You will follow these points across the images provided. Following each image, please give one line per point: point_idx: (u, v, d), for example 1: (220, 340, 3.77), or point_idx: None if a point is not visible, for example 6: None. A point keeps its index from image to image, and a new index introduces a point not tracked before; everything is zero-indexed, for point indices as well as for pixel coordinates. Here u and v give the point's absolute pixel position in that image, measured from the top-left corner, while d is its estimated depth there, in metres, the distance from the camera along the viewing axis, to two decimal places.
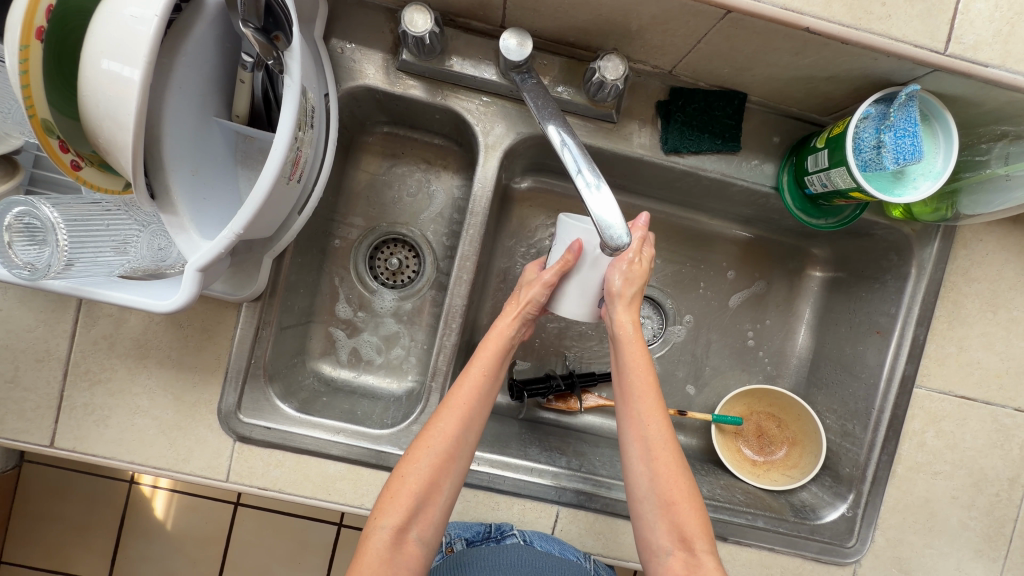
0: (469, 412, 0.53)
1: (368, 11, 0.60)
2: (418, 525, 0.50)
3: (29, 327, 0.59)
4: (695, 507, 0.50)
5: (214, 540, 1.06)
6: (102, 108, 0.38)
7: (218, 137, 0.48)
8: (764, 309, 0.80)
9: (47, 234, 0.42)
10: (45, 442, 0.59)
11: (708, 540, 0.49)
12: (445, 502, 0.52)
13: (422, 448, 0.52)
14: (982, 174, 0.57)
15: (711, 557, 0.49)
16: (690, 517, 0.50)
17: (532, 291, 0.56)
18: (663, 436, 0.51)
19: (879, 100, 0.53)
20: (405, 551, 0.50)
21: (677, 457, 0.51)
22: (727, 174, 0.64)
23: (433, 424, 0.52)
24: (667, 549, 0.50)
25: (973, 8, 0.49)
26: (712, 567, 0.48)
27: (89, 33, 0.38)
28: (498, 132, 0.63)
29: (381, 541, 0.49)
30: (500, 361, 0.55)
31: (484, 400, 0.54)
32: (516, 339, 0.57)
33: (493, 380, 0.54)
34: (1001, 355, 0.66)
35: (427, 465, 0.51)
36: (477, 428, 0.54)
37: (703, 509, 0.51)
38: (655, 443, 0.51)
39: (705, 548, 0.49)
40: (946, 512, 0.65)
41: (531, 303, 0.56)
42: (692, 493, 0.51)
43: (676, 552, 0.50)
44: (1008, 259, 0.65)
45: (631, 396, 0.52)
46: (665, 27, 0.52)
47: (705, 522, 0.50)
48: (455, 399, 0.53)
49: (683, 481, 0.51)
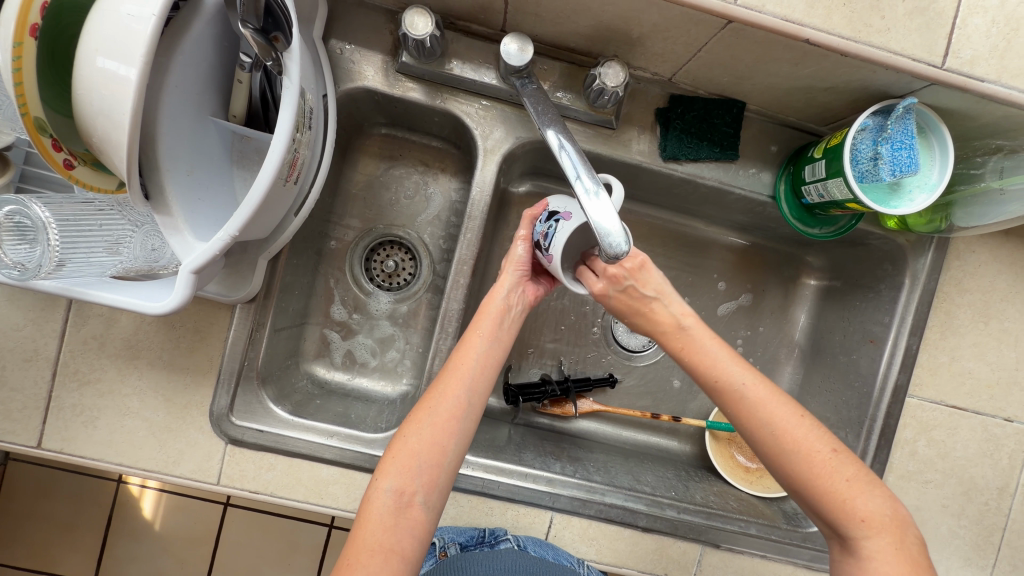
0: (470, 371, 0.52)
1: (368, 12, 0.60)
2: (424, 489, 0.49)
3: (17, 325, 0.58)
4: (833, 493, 0.48)
5: (204, 541, 1.05)
6: (96, 106, 0.37)
7: (214, 136, 0.48)
8: (758, 316, 0.81)
9: (38, 233, 0.42)
10: (32, 443, 0.58)
11: (860, 526, 0.47)
12: (449, 465, 0.50)
13: (424, 409, 0.51)
14: (976, 187, 0.57)
15: (874, 542, 0.47)
16: (832, 505, 0.48)
17: (514, 247, 0.58)
18: (759, 427, 0.50)
19: (876, 112, 0.54)
20: (411, 516, 0.48)
21: (779, 446, 0.49)
22: (724, 182, 0.65)
23: (436, 387, 0.52)
24: (826, 533, 0.51)
25: (971, 23, 0.49)
26: (875, 550, 0.47)
27: (84, 32, 0.37)
28: (497, 135, 0.63)
29: (385, 504, 0.48)
30: (496, 325, 0.54)
31: (488, 360, 0.53)
32: (513, 303, 0.57)
33: (494, 342, 0.54)
34: (992, 365, 0.67)
35: (428, 427, 0.50)
36: (482, 391, 0.52)
37: (846, 493, 0.48)
38: (754, 437, 0.50)
39: (855, 535, 0.48)
40: (936, 520, 0.66)
41: (516, 260, 0.57)
42: (823, 481, 0.48)
43: (834, 536, 0.50)
44: (1000, 270, 0.66)
45: (714, 395, 0.52)
46: (666, 35, 0.53)
47: (850, 510, 0.48)
48: (456, 362, 0.53)
49: (808, 464, 0.48)
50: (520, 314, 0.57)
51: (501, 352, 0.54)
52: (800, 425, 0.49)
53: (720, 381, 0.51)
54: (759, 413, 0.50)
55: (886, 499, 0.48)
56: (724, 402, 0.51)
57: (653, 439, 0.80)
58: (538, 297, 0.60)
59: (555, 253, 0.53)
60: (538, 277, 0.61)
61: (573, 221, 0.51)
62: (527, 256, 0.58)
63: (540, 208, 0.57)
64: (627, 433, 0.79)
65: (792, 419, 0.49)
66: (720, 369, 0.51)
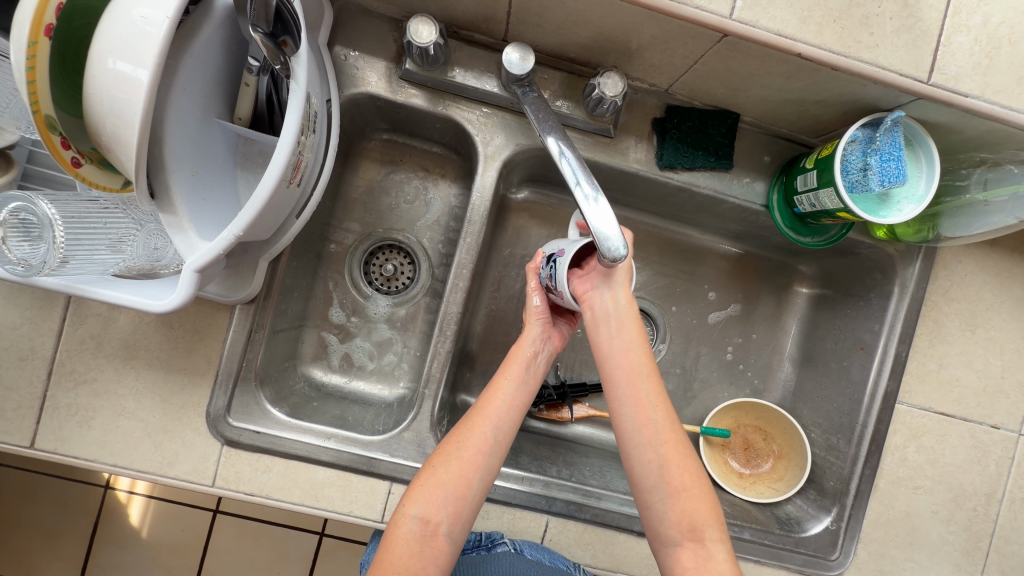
0: (498, 410, 0.53)
1: (372, 20, 0.61)
2: (449, 519, 0.49)
3: (14, 324, 0.57)
4: (704, 492, 0.51)
5: (192, 549, 1.03)
6: (106, 106, 0.38)
7: (218, 138, 0.48)
8: (751, 324, 0.82)
9: (43, 231, 0.42)
10: (24, 444, 0.58)
11: (716, 528, 0.50)
12: (474, 497, 0.50)
13: (452, 443, 0.52)
14: (962, 199, 0.59)
15: (719, 544, 0.50)
16: (699, 505, 0.50)
17: (530, 299, 0.59)
18: (660, 423, 0.52)
19: (866, 124, 0.56)
20: (435, 545, 0.48)
21: (677, 441, 0.52)
22: (718, 191, 0.66)
23: (465, 422, 0.53)
24: (675, 540, 0.50)
25: (956, 40, 0.51)
26: (721, 554, 0.49)
27: (98, 33, 0.38)
28: (497, 142, 0.64)
29: (412, 531, 0.48)
30: (524, 369, 0.56)
31: (514, 402, 0.54)
32: (539, 349, 0.58)
33: (521, 383, 0.55)
34: (979, 373, 0.68)
35: (455, 459, 0.51)
36: (509, 429, 0.53)
37: (709, 495, 0.52)
38: (660, 428, 0.52)
39: (712, 536, 0.50)
40: (926, 526, 0.67)
41: (536, 311, 0.59)
42: (701, 481, 0.52)
43: (687, 541, 0.50)
44: (985, 280, 0.68)
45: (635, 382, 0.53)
46: (664, 47, 0.54)
47: (712, 510, 0.51)
48: (484, 400, 0.54)
49: (690, 468, 0.51)
50: (547, 359, 0.58)
51: (527, 395, 0.55)
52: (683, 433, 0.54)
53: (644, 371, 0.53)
54: (652, 409, 0.52)
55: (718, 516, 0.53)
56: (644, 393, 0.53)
57: None
58: (562, 343, 0.61)
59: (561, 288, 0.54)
60: (558, 318, 0.63)
61: (565, 253, 0.53)
62: (544, 305, 0.59)
63: (539, 258, 0.59)
64: None
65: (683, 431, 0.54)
66: (645, 362, 0.54)
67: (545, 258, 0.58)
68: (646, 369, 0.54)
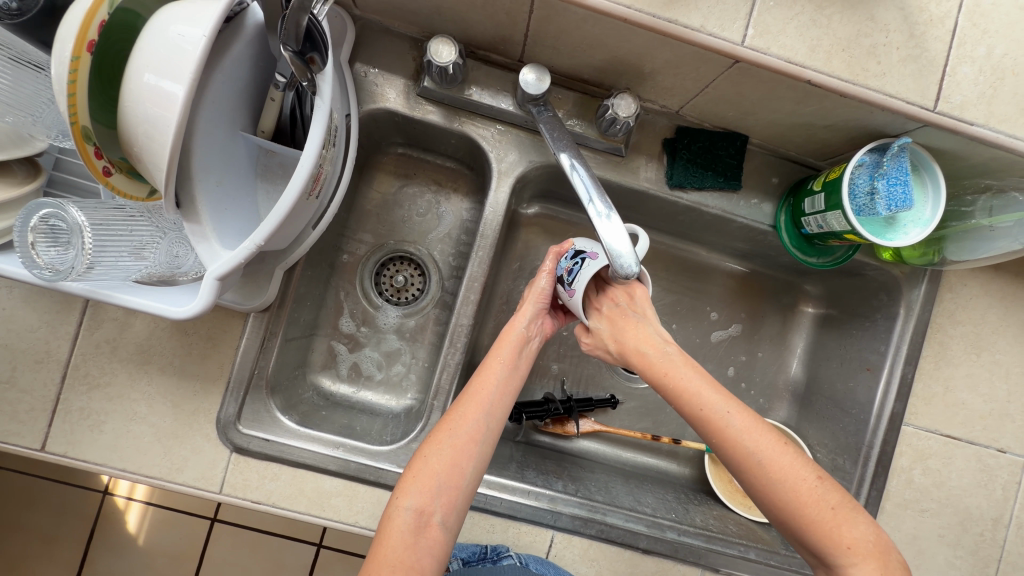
0: (489, 396, 0.53)
1: (393, 38, 0.63)
2: (443, 509, 0.49)
3: (31, 327, 0.58)
4: (816, 518, 0.47)
5: (188, 557, 1.03)
6: (140, 117, 0.39)
7: (242, 150, 0.49)
8: (756, 342, 0.82)
9: (72, 237, 0.43)
10: (35, 446, 0.58)
11: (845, 554, 0.46)
12: (468, 486, 0.50)
13: (444, 430, 0.52)
14: (967, 224, 0.60)
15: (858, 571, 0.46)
16: (812, 534, 0.47)
17: (537, 279, 0.60)
18: (737, 456, 0.49)
19: (873, 150, 0.57)
20: (429, 536, 0.48)
21: (761, 471, 0.48)
22: (726, 211, 0.67)
23: (455, 410, 0.53)
24: (812, 562, 0.49)
25: (960, 70, 0.52)
26: None
27: (137, 48, 0.39)
28: (511, 159, 0.66)
29: (405, 523, 0.48)
30: (516, 353, 0.56)
31: (506, 388, 0.54)
32: (532, 333, 0.58)
33: (510, 367, 0.55)
34: (985, 397, 0.69)
35: (448, 447, 0.50)
36: (500, 416, 0.53)
37: (830, 518, 0.47)
38: (733, 463, 0.49)
39: (842, 564, 0.46)
40: (933, 550, 0.67)
41: (538, 292, 0.59)
42: (816, 502, 0.47)
43: (823, 567, 0.48)
44: (990, 304, 0.69)
45: (694, 423, 0.51)
46: (677, 70, 0.56)
47: (833, 538, 0.46)
48: (476, 387, 0.54)
49: (789, 492, 0.47)
50: (539, 343, 0.59)
51: (519, 379, 0.56)
52: (783, 456, 0.48)
53: (699, 411, 0.50)
54: (722, 443, 0.49)
55: (870, 525, 0.48)
56: (710, 434, 0.50)
57: (653, 461, 0.80)
58: (552, 331, 0.62)
59: (579, 289, 0.56)
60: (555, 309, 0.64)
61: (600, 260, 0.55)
62: (550, 288, 0.59)
63: (566, 246, 0.59)
64: (626, 454, 0.80)
65: (776, 449, 0.49)
66: (698, 397, 0.50)
67: (574, 251, 0.58)
68: (698, 401, 0.50)
